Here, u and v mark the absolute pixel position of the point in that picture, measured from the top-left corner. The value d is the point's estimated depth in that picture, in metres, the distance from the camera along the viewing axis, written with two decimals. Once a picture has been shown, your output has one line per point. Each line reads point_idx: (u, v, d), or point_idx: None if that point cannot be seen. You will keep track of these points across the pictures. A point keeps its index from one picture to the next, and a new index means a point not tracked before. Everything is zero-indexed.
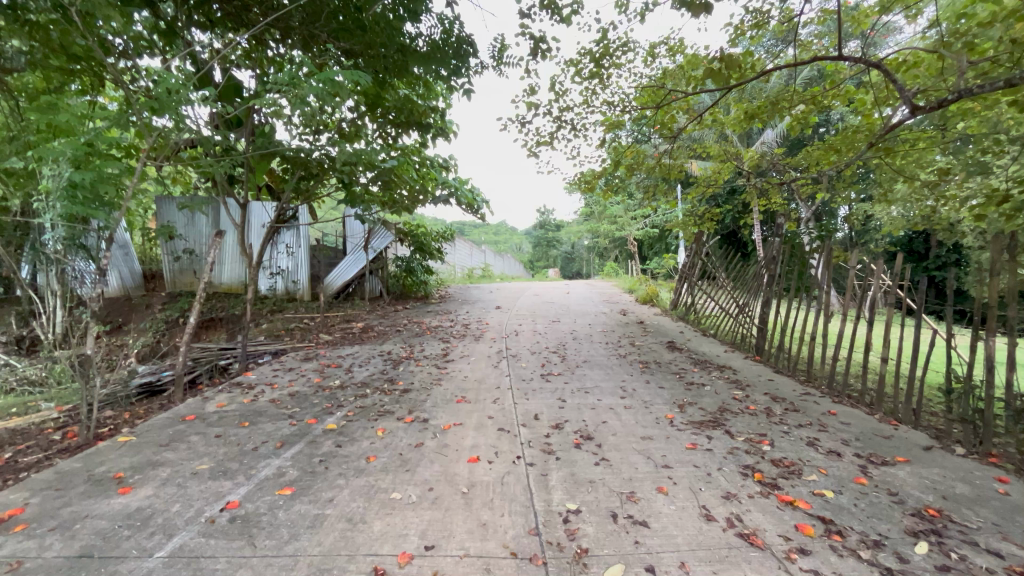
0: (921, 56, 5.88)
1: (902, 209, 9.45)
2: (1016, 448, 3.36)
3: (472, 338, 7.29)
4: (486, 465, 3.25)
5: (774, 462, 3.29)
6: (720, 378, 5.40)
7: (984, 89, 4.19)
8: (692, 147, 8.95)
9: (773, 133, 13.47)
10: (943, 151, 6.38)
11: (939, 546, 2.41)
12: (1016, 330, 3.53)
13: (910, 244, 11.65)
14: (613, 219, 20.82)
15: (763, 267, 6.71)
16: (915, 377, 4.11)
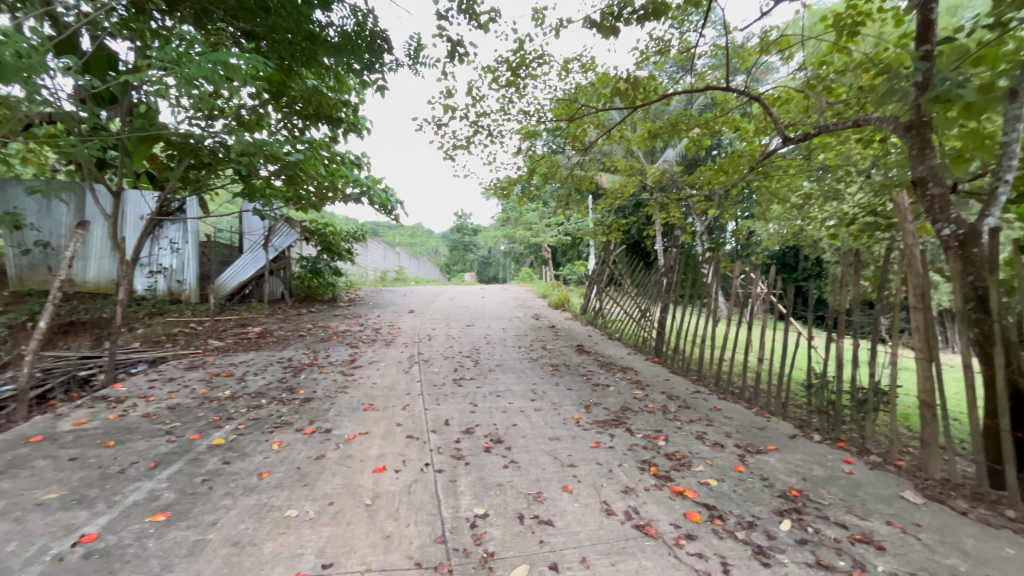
0: (791, 94, 6.76)
1: (777, 227, 10.75)
2: (858, 433, 3.95)
3: (382, 343, 7.04)
4: (393, 475, 3.13)
5: (668, 456, 3.55)
6: (622, 379, 5.73)
7: (838, 127, 4.91)
8: (602, 160, 9.48)
9: (673, 153, 14.67)
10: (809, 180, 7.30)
11: (799, 521, 2.75)
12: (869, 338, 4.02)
13: (783, 258, 13.23)
14: (529, 225, 21.44)
15: (662, 275, 7.25)
16: (784, 375, 4.67)
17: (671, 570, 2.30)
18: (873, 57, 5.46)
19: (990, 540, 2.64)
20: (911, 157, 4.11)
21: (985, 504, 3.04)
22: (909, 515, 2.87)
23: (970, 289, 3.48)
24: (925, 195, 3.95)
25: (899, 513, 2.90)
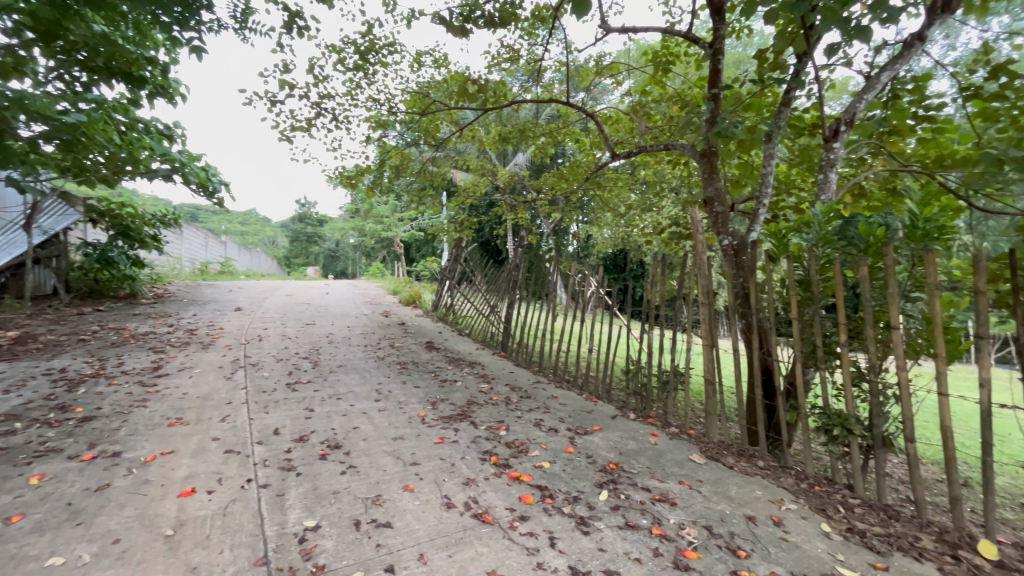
0: (618, 116, 7.66)
1: (609, 232, 12.11)
2: (662, 409, 4.68)
3: (199, 346, 6.08)
4: (204, 498, 2.73)
5: (507, 445, 3.75)
6: (469, 373, 5.88)
7: (652, 148, 5.72)
8: (455, 158, 9.57)
9: (523, 158, 15.55)
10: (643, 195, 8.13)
11: (614, 490, 3.16)
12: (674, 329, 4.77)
13: (615, 261, 14.96)
14: (379, 219, 20.61)
15: (510, 273, 7.62)
16: (609, 363, 5.29)
17: (504, 552, 2.43)
18: (680, 93, 6.51)
19: (747, 485, 3.35)
20: (704, 179, 5.00)
21: (745, 458, 3.86)
22: (695, 474, 3.49)
23: (738, 287, 4.38)
24: (712, 212, 4.84)
25: (688, 472, 3.51)
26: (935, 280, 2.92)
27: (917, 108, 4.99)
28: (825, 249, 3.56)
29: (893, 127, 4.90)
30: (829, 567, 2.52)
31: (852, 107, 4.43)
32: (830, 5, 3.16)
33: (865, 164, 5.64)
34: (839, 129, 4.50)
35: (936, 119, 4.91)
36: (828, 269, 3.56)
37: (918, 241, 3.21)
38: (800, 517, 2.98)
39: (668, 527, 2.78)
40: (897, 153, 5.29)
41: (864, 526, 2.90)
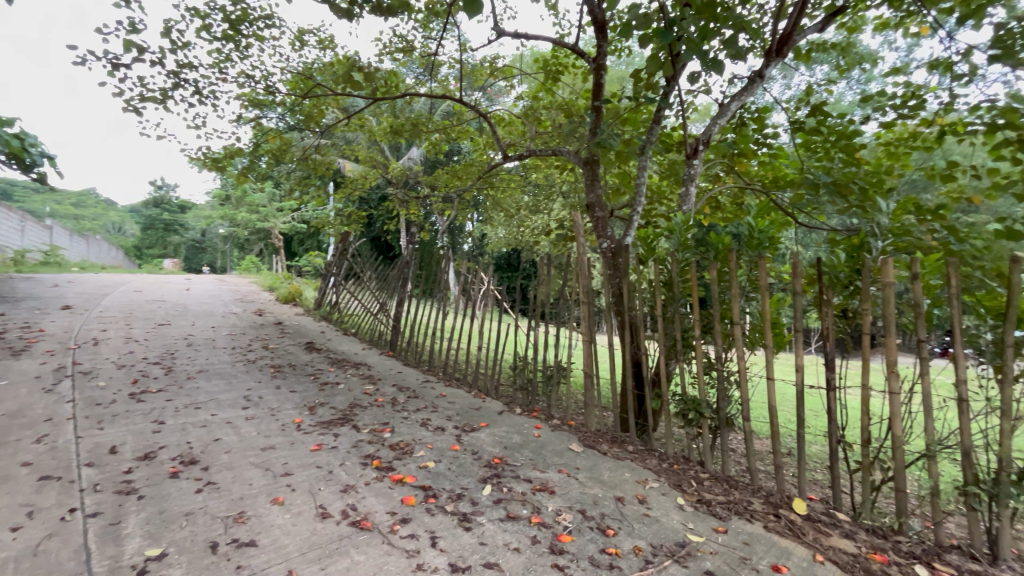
0: (511, 118, 7.86)
1: (502, 232, 12.36)
2: (546, 403, 4.91)
3: (6, 352, 4.98)
4: (7, 537, 2.25)
5: (391, 447, 3.65)
6: (354, 375, 5.60)
7: (541, 152, 5.96)
8: (342, 147, 9.04)
9: (417, 153, 15.20)
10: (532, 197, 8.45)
11: (497, 484, 3.24)
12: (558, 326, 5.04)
13: (508, 259, 15.24)
14: (255, 207, 18.72)
15: (400, 270, 7.42)
16: (497, 360, 5.41)
17: (382, 558, 2.36)
18: (568, 102, 6.87)
19: (618, 468, 3.65)
20: (587, 185, 5.33)
21: (618, 444, 4.22)
22: (573, 462, 3.72)
23: (614, 286, 4.75)
24: (593, 217, 5.19)
25: (566, 461, 3.72)
26: (766, 283, 3.45)
27: (758, 136, 5.84)
28: (684, 254, 4.01)
29: (741, 150, 5.67)
30: (681, 536, 2.85)
31: (707, 130, 5.03)
32: (693, 38, 3.58)
33: (719, 180, 6.46)
34: (698, 148, 5.09)
35: (772, 147, 5.80)
36: (686, 272, 4.01)
37: (754, 250, 3.75)
38: (660, 494, 3.32)
39: (546, 514, 2.93)
40: (744, 173, 6.15)
41: (710, 496, 3.34)
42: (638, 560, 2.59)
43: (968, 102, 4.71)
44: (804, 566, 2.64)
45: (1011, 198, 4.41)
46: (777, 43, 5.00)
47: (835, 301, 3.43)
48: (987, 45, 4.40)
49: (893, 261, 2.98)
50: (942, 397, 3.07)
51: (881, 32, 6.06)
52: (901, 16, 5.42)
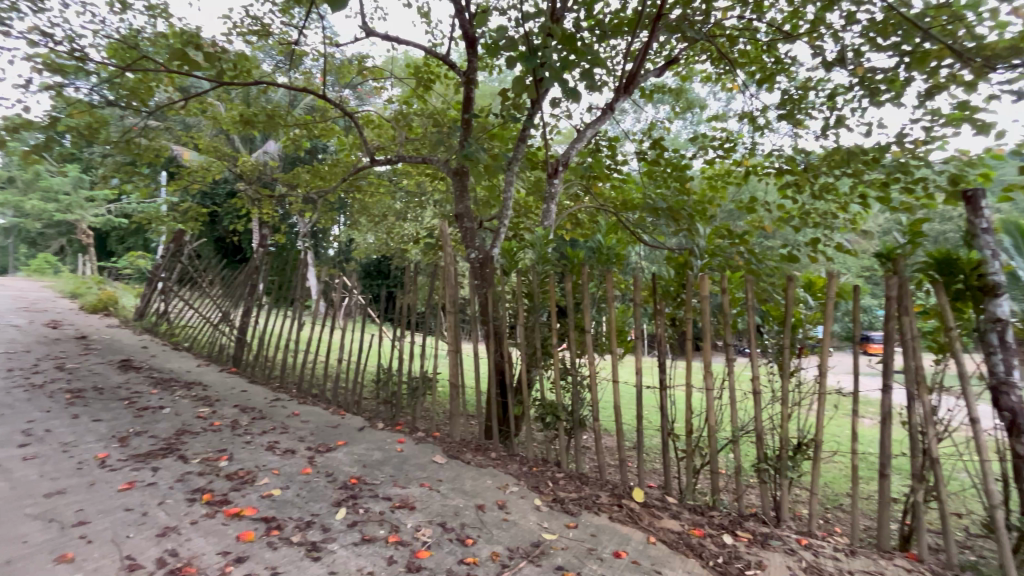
0: (380, 121, 7.59)
1: (371, 238, 11.83)
2: (410, 415, 4.80)
3: None
4: None
5: (228, 477, 3.22)
6: (184, 396, 4.84)
7: (411, 160, 5.85)
8: (177, 132, 7.83)
9: (275, 148, 13.86)
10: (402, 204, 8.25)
11: (353, 506, 3.05)
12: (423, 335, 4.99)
13: (378, 266, 14.58)
14: (52, 194, 15.22)
15: (248, 276, 6.64)
16: (359, 374, 5.14)
17: None
18: (439, 111, 6.88)
19: (480, 476, 3.71)
20: (455, 196, 5.36)
21: (481, 452, 4.29)
22: (435, 474, 3.67)
23: (479, 297, 4.85)
24: (462, 227, 5.24)
25: (429, 474, 3.66)
26: (612, 295, 3.83)
27: (611, 162, 6.47)
28: (543, 267, 4.26)
29: (596, 174, 6.25)
30: (536, 536, 2.98)
31: (566, 152, 5.43)
32: (554, 66, 3.85)
33: (578, 199, 7.01)
34: (558, 169, 5.45)
35: (622, 173, 6.48)
36: (546, 284, 4.26)
37: (603, 264, 4.14)
38: (519, 497, 3.45)
39: (405, 532, 2.84)
40: (599, 194, 6.77)
41: (564, 494, 3.56)
42: (495, 565, 2.64)
43: (764, 149, 5.82)
44: (640, 549, 2.96)
45: (791, 229, 5.55)
46: (626, 81, 5.61)
47: (666, 310, 3.95)
48: (776, 105, 5.51)
49: (708, 278, 3.55)
50: (744, 392, 3.70)
51: (705, 84, 7.20)
52: (719, 73, 6.50)
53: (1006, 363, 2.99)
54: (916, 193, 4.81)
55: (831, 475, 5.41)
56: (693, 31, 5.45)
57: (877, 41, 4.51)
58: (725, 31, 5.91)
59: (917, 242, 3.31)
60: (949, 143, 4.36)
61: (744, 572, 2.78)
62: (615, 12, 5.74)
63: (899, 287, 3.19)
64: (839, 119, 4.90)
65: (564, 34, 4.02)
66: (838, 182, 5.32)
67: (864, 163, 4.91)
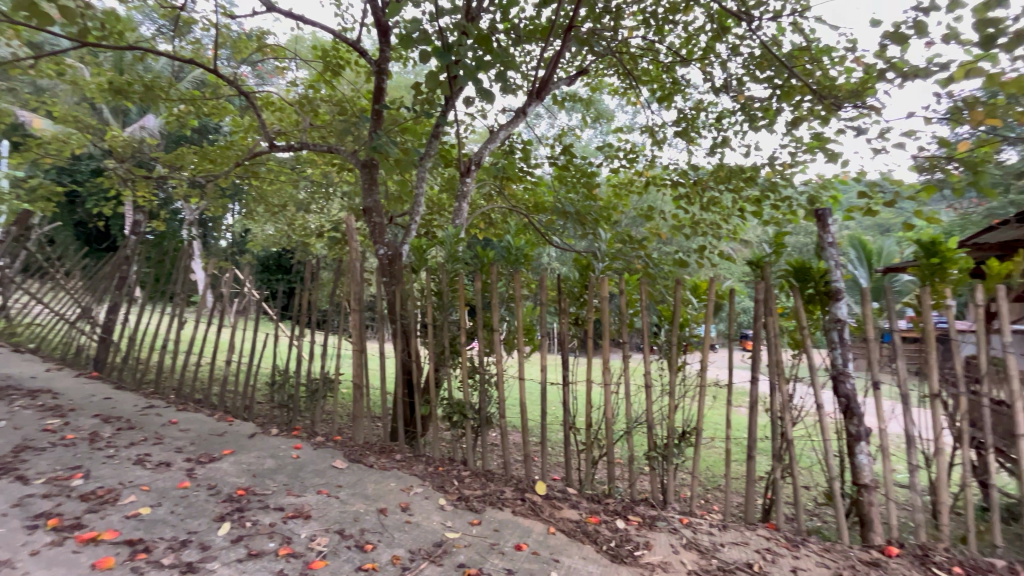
0: (283, 104, 7.06)
1: (270, 230, 10.95)
2: (309, 420, 4.53)
3: None
4: None
5: (83, 498, 2.81)
6: (27, 407, 4.13)
7: (315, 148, 5.48)
8: (25, 96, 6.63)
9: (154, 123, 12.29)
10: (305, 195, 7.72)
11: (238, 520, 2.81)
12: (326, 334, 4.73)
13: (278, 260, 13.52)
14: None
15: (115, 267, 5.83)
16: (251, 376, 4.73)
17: None
18: (347, 99, 6.54)
19: (383, 479, 3.60)
20: (364, 189, 5.14)
21: (386, 454, 4.17)
22: (334, 480, 3.49)
23: (387, 294, 4.70)
24: (370, 221, 5.04)
25: (327, 480, 3.48)
26: (520, 295, 3.92)
27: (524, 165, 6.60)
28: (453, 265, 4.23)
29: (508, 175, 6.34)
30: (439, 535, 2.97)
31: (479, 152, 5.44)
32: (469, 65, 3.84)
33: (492, 199, 7.07)
34: (471, 168, 5.44)
35: (534, 176, 6.64)
36: (455, 282, 4.25)
37: (511, 264, 4.22)
38: (423, 498, 3.40)
39: (298, 543, 2.68)
40: (511, 196, 6.89)
41: (469, 492, 3.58)
42: (395, 569, 2.59)
43: (662, 162, 6.30)
44: (541, 540, 3.07)
45: (683, 236, 6.07)
46: (538, 86, 5.75)
47: (571, 310, 4.12)
48: (674, 122, 6.00)
49: (608, 279, 3.77)
50: (638, 386, 3.98)
51: (613, 96, 7.62)
52: (625, 87, 6.91)
53: (843, 356, 3.54)
54: (782, 209, 5.51)
55: (712, 459, 6.02)
56: (602, 45, 5.74)
57: (755, 73, 5.10)
58: (631, 49, 6.31)
59: (781, 252, 3.80)
60: (808, 167, 5.06)
61: (633, 553, 3.00)
62: (531, 18, 5.86)
63: (765, 291, 3.63)
64: (724, 140, 5.46)
65: (480, 34, 4.02)
66: (722, 197, 5.93)
67: (743, 180, 5.52)
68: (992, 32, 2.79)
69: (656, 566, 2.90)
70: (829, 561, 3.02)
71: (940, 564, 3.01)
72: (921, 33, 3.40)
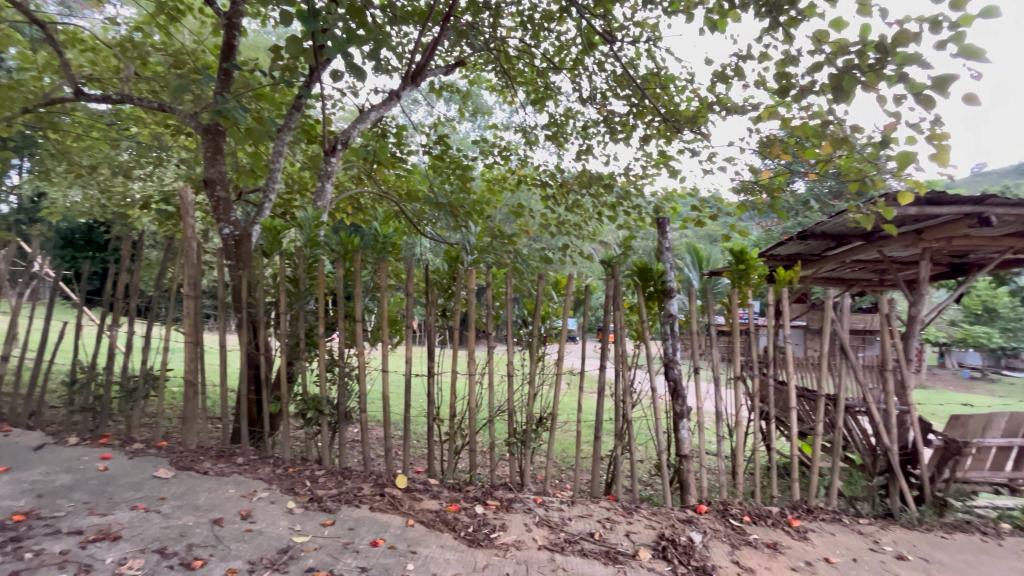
0: (97, 45, 5.81)
1: (75, 196, 8.96)
2: (123, 424, 3.84)
3: None
4: None
5: None
6: None
7: (140, 102, 4.59)
8: None
9: None
10: (126, 157, 6.45)
11: (13, 552, 2.29)
12: (150, 324, 4.04)
13: (87, 234, 11.15)
14: None
15: None
16: (39, 374, 3.85)
17: None
18: (187, 51, 5.61)
19: (219, 487, 3.21)
20: (205, 158, 4.45)
21: (224, 458, 3.72)
22: (155, 492, 3.02)
23: (231, 279, 4.19)
24: (212, 195, 4.39)
25: (146, 493, 3.00)
26: (385, 285, 3.78)
27: (397, 150, 6.35)
28: (312, 250, 3.90)
29: (380, 159, 6.06)
30: (286, 541, 2.75)
31: (347, 131, 5.09)
32: (338, 37, 3.56)
33: (361, 182, 6.69)
34: (336, 147, 5.07)
35: (407, 164, 6.45)
36: (314, 269, 3.94)
37: (377, 252, 4.03)
38: (268, 503, 3.11)
39: (100, 570, 2.28)
40: (382, 181, 6.59)
41: (323, 492, 3.37)
42: None
43: (533, 162, 6.58)
44: (398, 533, 3.02)
45: (548, 235, 6.43)
46: (414, 71, 5.58)
47: (438, 301, 4.10)
48: (545, 126, 6.30)
49: (475, 272, 3.83)
50: (501, 377, 4.12)
51: (490, 92, 7.72)
52: (501, 86, 7.05)
53: (672, 346, 4.10)
54: (633, 216, 6.15)
55: (565, 443, 6.53)
56: (480, 40, 5.78)
57: (616, 90, 5.59)
58: (508, 48, 6.45)
59: (628, 254, 4.24)
60: (655, 180, 5.72)
61: (489, 536, 3.12)
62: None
63: (614, 288, 4.02)
64: (588, 148, 5.91)
65: (352, 5, 3.75)
66: (584, 201, 6.41)
67: (602, 187, 6.02)
68: (786, 84, 3.43)
69: (510, 545, 3.05)
70: (655, 523, 3.48)
71: (734, 516, 3.67)
72: (739, 76, 4.05)
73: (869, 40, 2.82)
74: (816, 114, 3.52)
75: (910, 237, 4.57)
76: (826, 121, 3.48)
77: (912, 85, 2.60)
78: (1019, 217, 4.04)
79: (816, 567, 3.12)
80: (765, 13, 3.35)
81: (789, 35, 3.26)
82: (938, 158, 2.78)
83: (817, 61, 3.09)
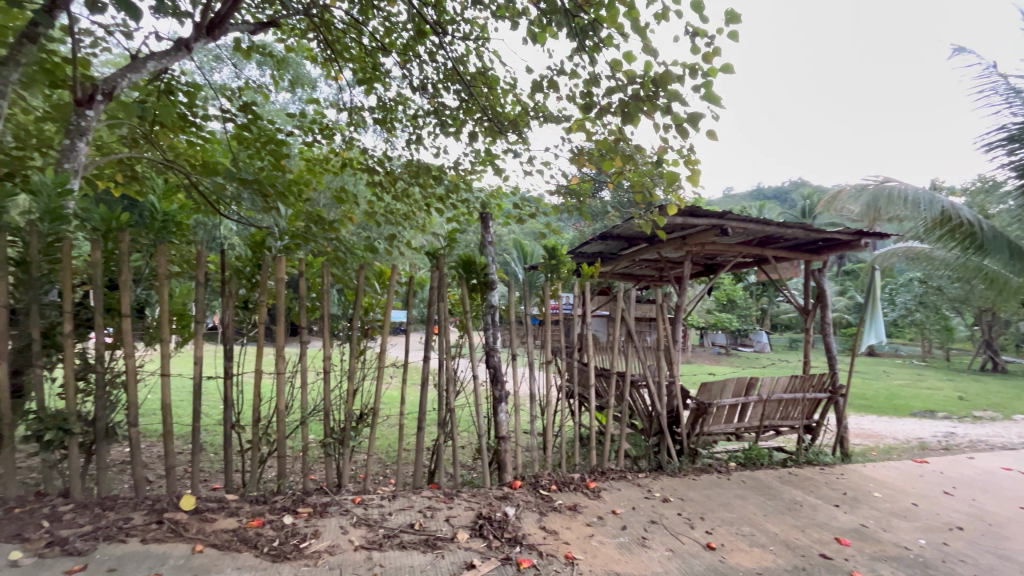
0: None
1: None
2: None
3: None
4: None
5: None
6: None
7: None
8: None
9: None
10: None
11: None
12: None
13: None
14: None
15: None
16: None
17: None
18: None
19: None
20: None
21: None
22: None
23: None
24: None
25: None
26: (165, 272, 3.14)
27: (189, 113, 5.33)
28: (53, 225, 2.99)
29: (164, 121, 5.00)
30: None
31: (111, 79, 4.06)
32: None
33: (137, 145, 5.43)
34: (95, 97, 3.99)
35: (203, 131, 5.46)
36: (56, 249, 3.05)
37: (155, 232, 3.31)
38: None
39: None
40: (167, 147, 5.46)
41: (69, 531, 2.68)
42: None
43: (359, 145, 6.20)
44: (180, 564, 2.57)
45: (375, 223, 6.13)
46: (211, 22, 4.73)
47: (238, 292, 3.57)
48: (374, 109, 6.00)
49: (285, 259, 3.43)
50: (317, 374, 3.80)
51: (311, 63, 7.00)
52: (324, 57, 6.45)
53: (493, 335, 4.31)
54: (461, 209, 6.28)
55: (389, 439, 6.35)
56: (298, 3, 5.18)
57: (447, 84, 5.62)
58: (332, 19, 5.93)
59: (454, 245, 4.31)
60: (482, 177, 5.94)
61: (298, 547, 2.87)
62: None
63: (440, 279, 4.05)
64: (417, 138, 5.81)
65: None
66: (413, 190, 6.29)
67: (430, 178, 5.99)
68: (589, 102, 3.88)
69: (322, 552, 2.86)
70: (474, 504, 3.65)
71: (543, 487, 4.07)
72: (554, 88, 4.44)
73: (649, 75, 3.36)
74: (612, 132, 4.06)
75: (678, 242, 5.64)
76: (620, 137, 4.04)
77: (676, 118, 3.20)
78: (746, 230, 5.30)
79: (605, 520, 3.66)
80: (576, 36, 3.72)
81: (592, 59, 3.69)
82: (693, 179, 3.49)
83: (614, 85, 3.57)
